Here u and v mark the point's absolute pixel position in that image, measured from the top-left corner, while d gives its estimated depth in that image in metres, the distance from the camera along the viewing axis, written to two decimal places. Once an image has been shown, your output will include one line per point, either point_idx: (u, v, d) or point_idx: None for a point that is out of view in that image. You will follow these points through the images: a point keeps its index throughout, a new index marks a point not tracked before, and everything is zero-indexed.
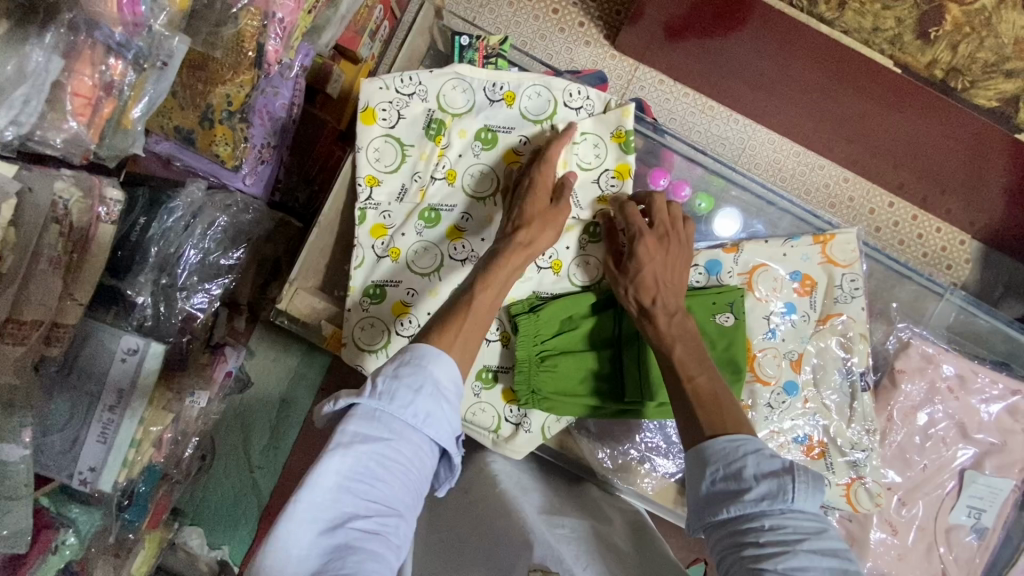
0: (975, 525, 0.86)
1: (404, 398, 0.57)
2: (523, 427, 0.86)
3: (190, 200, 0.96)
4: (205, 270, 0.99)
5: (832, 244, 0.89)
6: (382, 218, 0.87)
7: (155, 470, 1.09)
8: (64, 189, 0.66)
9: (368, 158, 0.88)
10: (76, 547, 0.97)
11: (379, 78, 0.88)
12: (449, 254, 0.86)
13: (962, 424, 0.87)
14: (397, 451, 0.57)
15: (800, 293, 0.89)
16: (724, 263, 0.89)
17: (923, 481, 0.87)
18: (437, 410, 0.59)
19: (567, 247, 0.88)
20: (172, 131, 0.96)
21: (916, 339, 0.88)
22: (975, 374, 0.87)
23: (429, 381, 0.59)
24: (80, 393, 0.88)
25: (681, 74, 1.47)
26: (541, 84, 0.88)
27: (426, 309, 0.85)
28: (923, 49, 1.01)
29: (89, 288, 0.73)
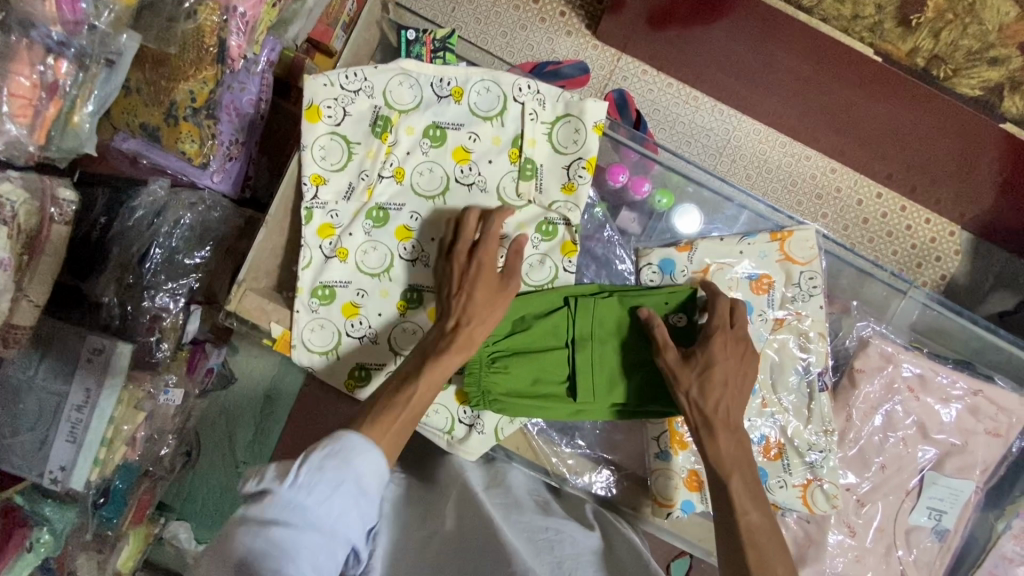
0: (935, 526, 0.85)
1: (325, 493, 0.54)
2: (475, 429, 0.84)
3: (153, 199, 0.95)
4: (171, 269, 0.97)
5: (790, 241, 0.88)
6: (329, 217, 0.85)
7: (131, 468, 1.09)
8: (10, 190, 0.64)
9: (314, 156, 0.85)
10: (52, 543, 0.98)
11: (324, 74, 0.86)
12: (399, 254, 0.85)
13: (921, 424, 0.86)
14: (308, 546, 0.53)
15: (756, 292, 0.87)
16: (679, 262, 0.88)
17: (882, 482, 0.86)
18: (354, 509, 0.56)
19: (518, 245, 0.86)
20: (138, 128, 0.94)
21: (876, 337, 0.87)
22: (936, 373, 0.86)
23: (350, 477, 0.57)
24: (47, 393, 0.88)
25: (662, 66, 1.45)
26: (489, 79, 0.86)
27: (376, 310, 0.85)
28: (903, 36, 1.00)
29: (45, 288, 0.73)
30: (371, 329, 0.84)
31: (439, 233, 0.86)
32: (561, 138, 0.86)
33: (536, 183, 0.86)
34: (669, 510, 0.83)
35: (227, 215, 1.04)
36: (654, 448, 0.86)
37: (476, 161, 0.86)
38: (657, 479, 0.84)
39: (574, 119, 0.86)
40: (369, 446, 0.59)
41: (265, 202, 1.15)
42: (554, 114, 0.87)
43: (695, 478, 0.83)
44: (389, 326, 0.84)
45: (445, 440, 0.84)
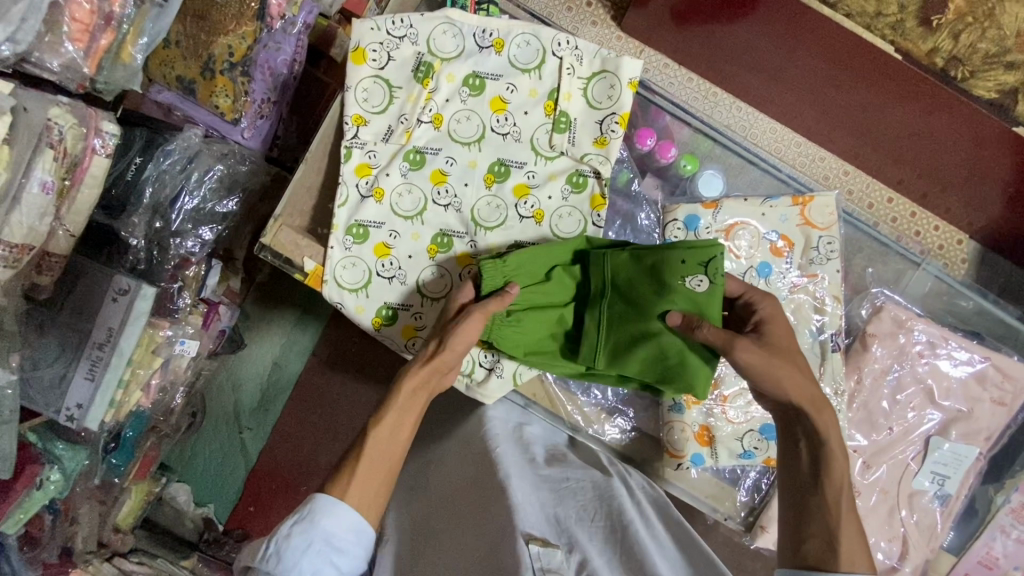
0: (939, 491, 0.92)
1: (303, 550, 0.59)
2: (495, 373, 0.86)
3: (187, 145, 0.96)
4: (199, 216, 1.00)
5: (811, 206, 0.93)
6: (367, 158, 0.88)
7: (142, 417, 1.10)
8: (59, 115, 0.67)
9: (356, 97, 0.88)
10: (61, 483, 0.98)
11: (371, 19, 0.88)
12: (433, 198, 0.88)
13: (930, 390, 0.93)
14: None
15: (776, 254, 0.94)
16: (704, 219, 0.94)
17: (888, 446, 0.93)
18: (330, 566, 0.60)
19: (549, 196, 0.88)
20: (174, 80, 0.98)
21: (890, 305, 0.94)
22: (945, 341, 0.93)
23: (320, 536, 0.60)
24: (71, 329, 0.89)
25: (682, 59, 1.47)
26: (530, 33, 0.89)
27: (407, 251, 0.87)
28: (924, 36, 1.01)
29: (81, 220, 0.75)
30: (400, 270, 0.86)
31: (473, 179, 0.88)
32: (596, 93, 0.89)
33: (569, 136, 0.89)
34: (678, 461, 0.89)
35: (255, 169, 1.06)
36: (668, 401, 0.91)
37: (512, 111, 0.89)
38: (671, 432, 0.90)
39: (610, 75, 0.89)
40: (339, 503, 0.62)
41: (290, 165, 1.17)
42: (591, 70, 0.90)
43: (704, 433, 0.90)
44: (418, 268, 0.87)
45: (464, 381, 0.86)
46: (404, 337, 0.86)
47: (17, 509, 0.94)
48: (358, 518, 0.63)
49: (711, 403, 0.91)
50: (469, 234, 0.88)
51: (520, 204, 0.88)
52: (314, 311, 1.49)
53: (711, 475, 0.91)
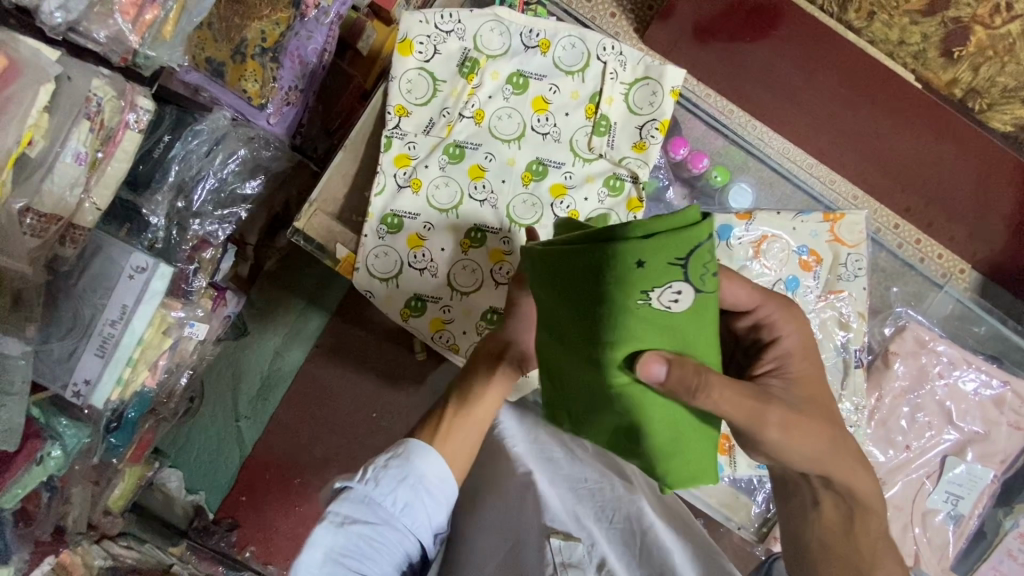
0: (951, 511, 0.94)
1: (404, 482, 0.63)
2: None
3: (215, 127, 0.96)
4: (221, 198, 1.01)
5: (841, 224, 0.95)
6: (406, 149, 0.88)
7: (146, 398, 1.08)
8: (100, 87, 0.67)
9: (400, 88, 0.88)
10: (61, 460, 0.96)
11: (419, 12, 0.88)
12: (470, 193, 0.88)
13: (949, 410, 0.95)
14: (385, 533, 0.60)
15: (804, 268, 0.95)
16: (736, 229, 0.96)
17: (904, 464, 0.94)
18: (421, 506, 0.63)
19: (585, 198, 0.89)
20: (203, 62, 0.94)
21: (912, 324, 0.98)
22: (966, 364, 0.95)
23: (415, 475, 0.64)
24: (83, 305, 0.88)
25: (704, 74, 1.47)
26: (576, 35, 0.90)
27: (439, 244, 0.87)
28: (945, 67, 1.08)
29: (108, 193, 0.74)
30: (431, 263, 0.87)
31: (510, 176, 0.89)
32: (638, 99, 0.91)
33: (608, 140, 0.90)
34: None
35: (279, 155, 1.06)
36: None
37: (554, 112, 0.90)
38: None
39: (653, 82, 0.90)
40: (430, 447, 0.66)
41: (310, 153, 1.16)
42: (633, 76, 0.91)
43: (725, 442, 0.92)
44: (451, 262, 0.87)
45: None
46: (432, 329, 0.87)
47: (15, 484, 0.91)
48: (445, 468, 0.66)
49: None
50: (503, 231, 0.88)
51: (557, 204, 0.88)
52: (323, 301, 1.48)
53: (728, 484, 0.94)
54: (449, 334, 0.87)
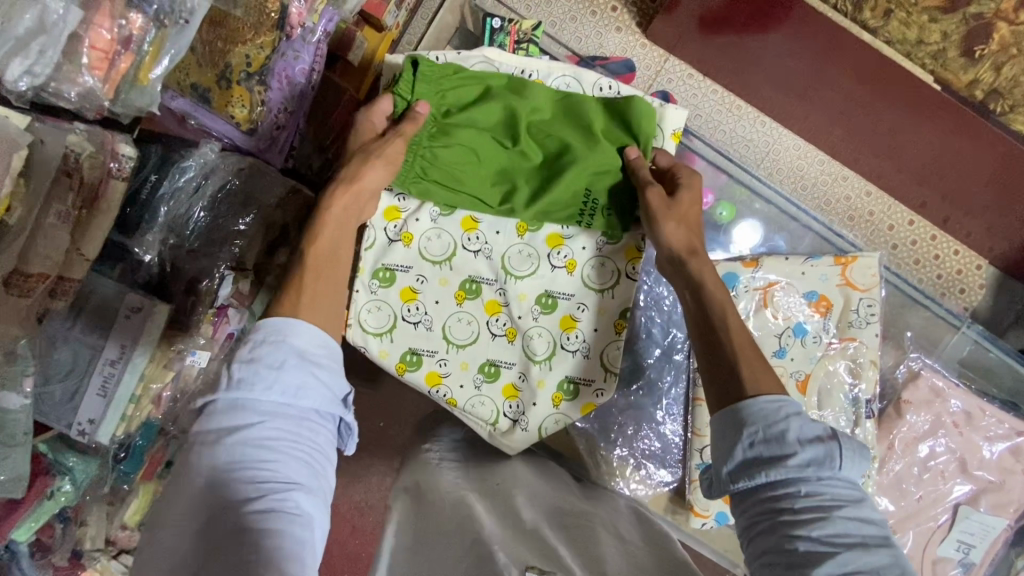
0: (962, 559, 0.93)
1: (265, 380, 0.57)
2: (519, 425, 0.81)
3: (203, 160, 0.95)
4: (213, 234, 0.97)
5: (853, 267, 0.93)
6: (396, 201, 0.82)
7: (151, 426, 1.05)
8: (76, 143, 0.66)
9: None
10: (71, 494, 0.97)
11: (404, 55, 0.85)
12: (463, 245, 0.82)
13: (963, 460, 0.93)
14: (275, 429, 0.56)
15: (813, 315, 0.93)
16: (742, 276, 0.95)
17: (916, 512, 0.93)
18: (311, 376, 0.59)
19: (584, 247, 0.82)
20: (189, 88, 0.93)
21: (926, 370, 0.96)
22: (983, 413, 0.94)
23: (292, 352, 0.60)
24: (82, 345, 0.87)
25: (710, 68, 1.39)
26: (571, 75, 0.85)
27: (435, 298, 0.82)
28: (965, 67, 1.01)
29: (98, 244, 0.73)
30: (427, 316, 0.82)
31: (505, 227, 0.82)
32: None
33: None
34: (702, 519, 0.92)
35: (271, 184, 1.02)
36: (694, 459, 0.93)
37: None
38: (696, 491, 0.92)
39: (655, 126, 0.85)
40: (296, 320, 0.62)
41: (304, 173, 1.13)
42: None
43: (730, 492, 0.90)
44: (444, 314, 0.82)
45: (487, 430, 0.81)
46: (429, 384, 0.82)
47: (28, 517, 0.93)
48: (323, 335, 0.64)
49: None
50: (499, 283, 0.82)
51: (554, 254, 0.82)
52: None
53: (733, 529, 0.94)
54: (446, 388, 0.81)
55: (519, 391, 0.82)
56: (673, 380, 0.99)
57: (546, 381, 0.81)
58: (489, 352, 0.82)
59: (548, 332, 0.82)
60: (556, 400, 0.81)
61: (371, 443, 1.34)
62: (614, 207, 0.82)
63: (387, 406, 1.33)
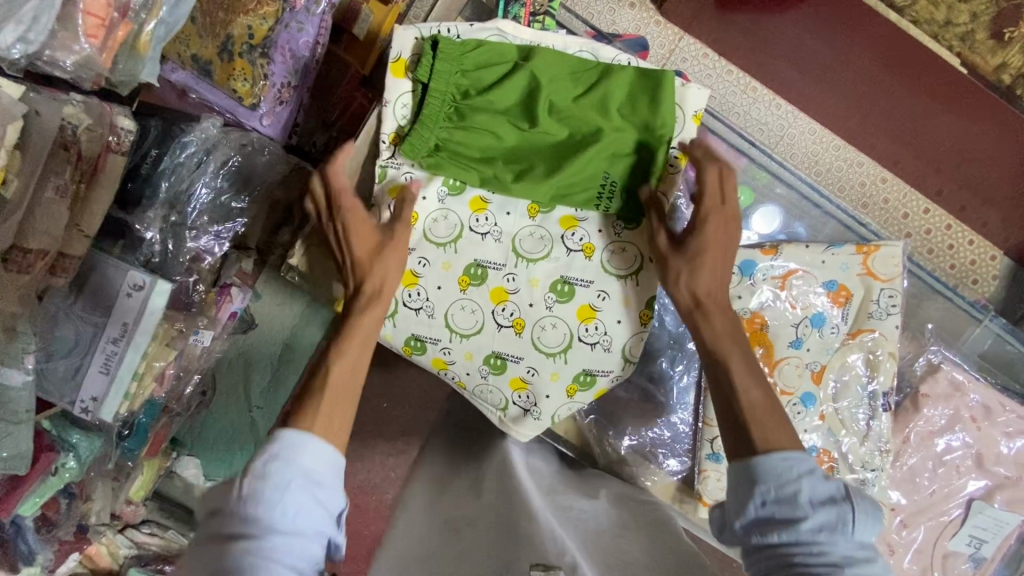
0: (974, 555, 0.93)
1: (270, 499, 0.54)
2: (531, 415, 0.81)
3: (205, 137, 0.91)
4: (215, 211, 0.95)
5: (875, 257, 0.91)
6: (402, 179, 0.79)
7: (156, 404, 1.05)
8: (73, 114, 0.64)
9: (395, 113, 0.79)
10: (76, 470, 0.97)
11: (414, 27, 0.79)
12: (472, 226, 0.80)
13: (980, 454, 0.92)
14: (267, 550, 0.52)
15: (830, 306, 0.92)
16: (760, 264, 0.92)
17: (928, 506, 0.93)
18: (313, 498, 0.56)
19: (599, 230, 0.80)
20: (190, 60, 0.92)
21: (946, 364, 0.94)
22: (1003, 408, 0.93)
23: (299, 472, 0.56)
24: (84, 323, 0.86)
25: (724, 46, 1.31)
26: (587, 49, 0.81)
27: (439, 282, 0.80)
28: (996, 50, 1.00)
29: (96, 220, 0.70)
30: (428, 302, 0.80)
31: (515, 208, 0.80)
32: None
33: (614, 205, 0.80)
34: (710, 508, 0.91)
35: (275, 161, 1.00)
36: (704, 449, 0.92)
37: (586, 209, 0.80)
38: (706, 480, 0.91)
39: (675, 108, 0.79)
40: (308, 434, 0.59)
41: (308, 152, 1.10)
42: None
43: None
44: (449, 300, 0.80)
45: (498, 417, 0.81)
46: (436, 369, 0.81)
47: (33, 492, 0.93)
48: (333, 450, 0.60)
49: None
50: (508, 268, 0.80)
51: (568, 236, 0.80)
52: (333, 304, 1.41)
53: None
54: (454, 373, 0.81)
55: (530, 382, 0.80)
56: (685, 369, 0.98)
57: (560, 372, 0.80)
58: (497, 342, 0.80)
59: (563, 321, 0.80)
60: (570, 391, 0.81)
61: (375, 429, 1.34)
62: (632, 191, 0.78)
63: (393, 386, 1.32)
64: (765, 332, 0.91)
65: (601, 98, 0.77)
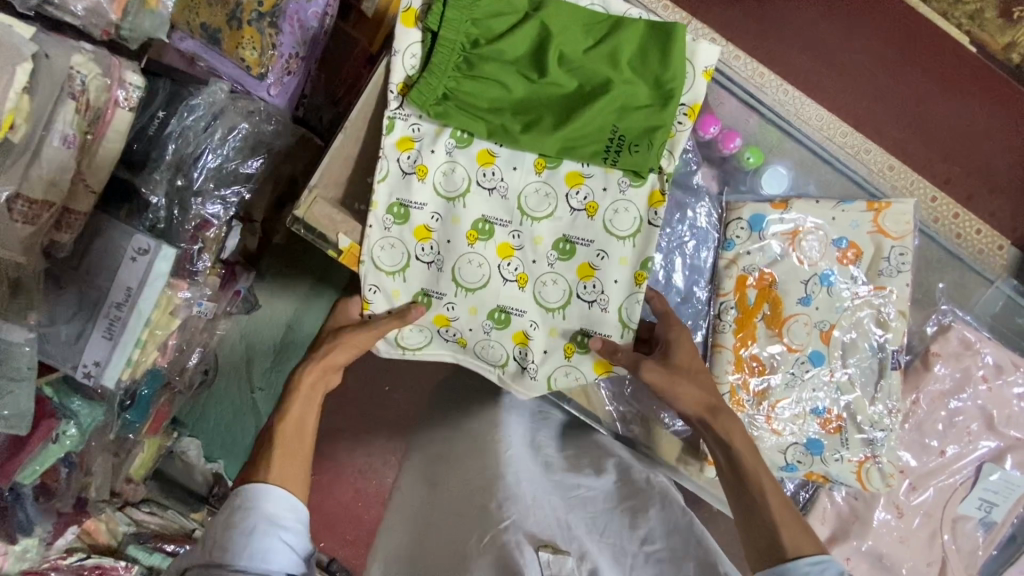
0: (985, 518, 0.94)
1: (236, 544, 0.59)
2: (529, 372, 0.81)
3: (212, 101, 0.92)
4: (222, 177, 0.96)
5: (886, 214, 0.90)
6: (410, 131, 0.79)
7: (157, 375, 1.05)
8: (82, 63, 0.63)
9: (404, 63, 0.77)
10: (77, 438, 0.96)
11: None
12: (479, 181, 0.80)
13: (991, 416, 0.93)
14: None
15: (841, 263, 0.91)
16: (770, 218, 0.92)
17: (937, 469, 0.94)
18: (277, 539, 0.61)
19: (605, 187, 0.80)
20: (198, 28, 0.93)
21: (957, 323, 0.94)
22: (1015, 369, 0.93)
23: (262, 518, 0.62)
24: (87, 287, 0.86)
25: (727, 25, 1.21)
26: (599, 5, 0.80)
27: (448, 238, 0.80)
28: (1003, 29, 1.16)
29: (102, 176, 0.71)
30: (439, 257, 0.80)
31: (522, 163, 0.80)
32: None
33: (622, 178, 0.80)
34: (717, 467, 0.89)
35: (281, 130, 1.01)
36: None
37: (592, 185, 0.80)
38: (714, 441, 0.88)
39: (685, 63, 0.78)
40: (268, 484, 0.64)
41: (314, 125, 1.12)
42: None
43: None
44: (457, 255, 0.80)
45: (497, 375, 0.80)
46: (438, 326, 0.81)
47: (34, 460, 0.92)
48: (294, 495, 0.66)
49: (755, 413, 0.89)
50: (514, 224, 0.80)
51: (574, 194, 0.80)
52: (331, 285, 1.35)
53: None
54: (456, 331, 0.81)
55: (531, 338, 0.80)
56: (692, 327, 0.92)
57: (558, 328, 0.81)
58: (499, 298, 0.80)
59: (564, 278, 0.80)
60: (567, 351, 0.81)
61: (377, 406, 1.34)
62: (640, 142, 0.77)
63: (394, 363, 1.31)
64: (773, 289, 0.91)
65: (612, 50, 0.76)
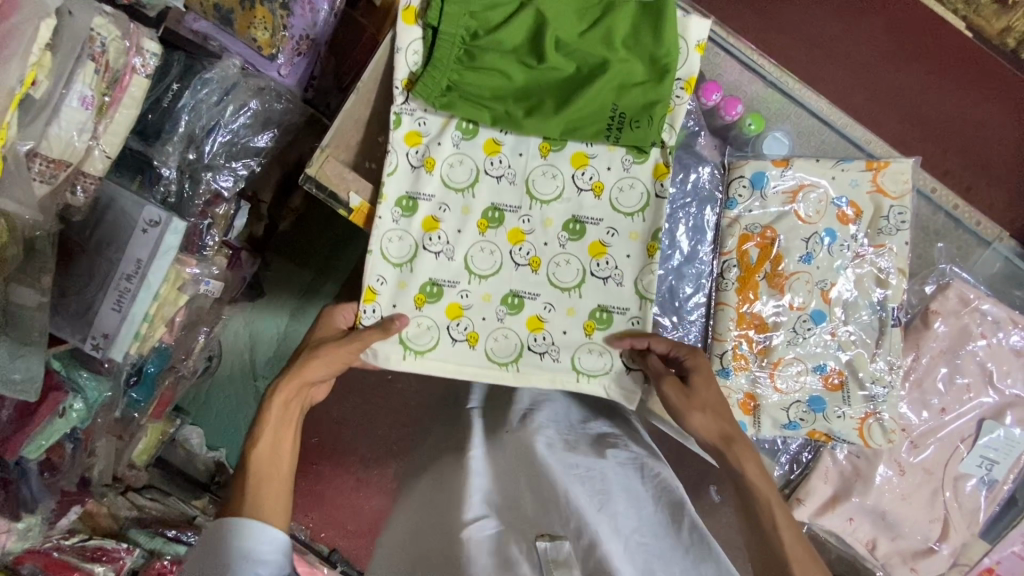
0: (985, 476, 0.94)
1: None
2: (548, 357, 0.81)
3: (224, 76, 0.94)
4: (233, 150, 0.98)
5: (885, 173, 0.91)
6: (417, 125, 0.81)
7: (163, 352, 1.06)
8: (102, 25, 0.65)
9: (408, 59, 0.80)
10: (84, 412, 0.96)
11: None
12: (486, 169, 0.82)
13: (989, 373, 0.94)
14: None
15: (842, 221, 0.92)
16: (771, 176, 0.93)
17: (935, 428, 0.94)
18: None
19: (610, 168, 0.83)
20: (211, 9, 0.94)
21: (958, 282, 0.95)
22: (1013, 325, 0.94)
23: (238, 556, 0.59)
24: (97, 259, 0.87)
25: (725, 13, 1.22)
26: None
27: (458, 227, 0.82)
28: (999, 14, 1.15)
29: (117, 140, 0.73)
30: (449, 246, 0.82)
31: (527, 148, 0.83)
32: None
33: (625, 159, 0.83)
34: None
35: (291, 109, 1.02)
36: (715, 364, 0.90)
37: (596, 166, 0.83)
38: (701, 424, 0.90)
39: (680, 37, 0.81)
40: (242, 518, 0.61)
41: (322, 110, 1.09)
42: None
43: (749, 401, 0.90)
44: (468, 243, 0.82)
45: (511, 367, 0.81)
46: (450, 317, 0.81)
47: (41, 433, 0.92)
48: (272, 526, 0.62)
49: (758, 370, 0.91)
50: (523, 209, 0.82)
51: (580, 175, 0.82)
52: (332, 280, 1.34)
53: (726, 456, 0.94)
54: (468, 321, 0.81)
55: (546, 320, 0.82)
56: (693, 290, 0.94)
57: (576, 307, 0.82)
58: (511, 282, 0.82)
59: (576, 258, 0.82)
60: (588, 328, 0.82)
61: (380, 391, 1.34)
62: (640, 118, 0.79)
63: None
64: (776, 246, 0.92)
65: (606, 32, 0.78)
